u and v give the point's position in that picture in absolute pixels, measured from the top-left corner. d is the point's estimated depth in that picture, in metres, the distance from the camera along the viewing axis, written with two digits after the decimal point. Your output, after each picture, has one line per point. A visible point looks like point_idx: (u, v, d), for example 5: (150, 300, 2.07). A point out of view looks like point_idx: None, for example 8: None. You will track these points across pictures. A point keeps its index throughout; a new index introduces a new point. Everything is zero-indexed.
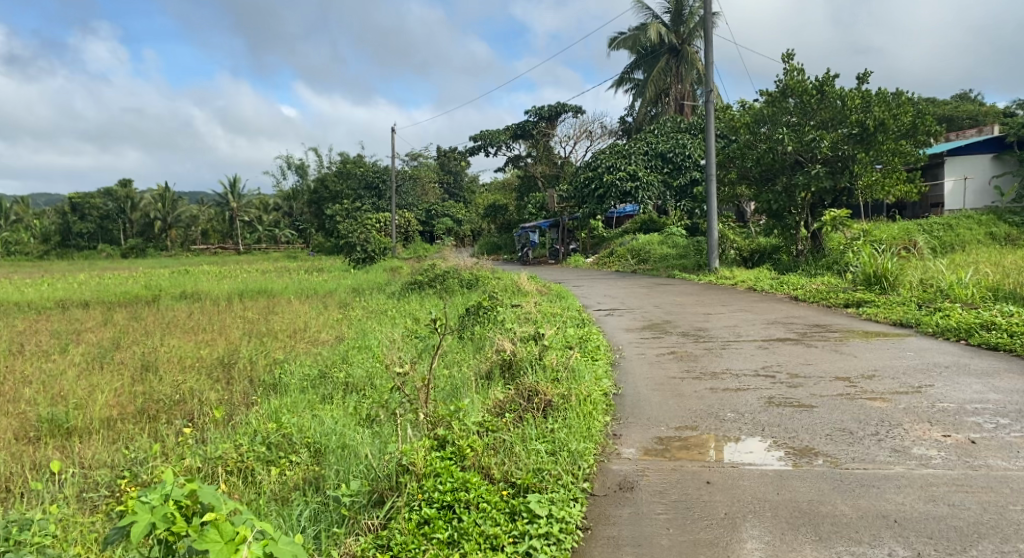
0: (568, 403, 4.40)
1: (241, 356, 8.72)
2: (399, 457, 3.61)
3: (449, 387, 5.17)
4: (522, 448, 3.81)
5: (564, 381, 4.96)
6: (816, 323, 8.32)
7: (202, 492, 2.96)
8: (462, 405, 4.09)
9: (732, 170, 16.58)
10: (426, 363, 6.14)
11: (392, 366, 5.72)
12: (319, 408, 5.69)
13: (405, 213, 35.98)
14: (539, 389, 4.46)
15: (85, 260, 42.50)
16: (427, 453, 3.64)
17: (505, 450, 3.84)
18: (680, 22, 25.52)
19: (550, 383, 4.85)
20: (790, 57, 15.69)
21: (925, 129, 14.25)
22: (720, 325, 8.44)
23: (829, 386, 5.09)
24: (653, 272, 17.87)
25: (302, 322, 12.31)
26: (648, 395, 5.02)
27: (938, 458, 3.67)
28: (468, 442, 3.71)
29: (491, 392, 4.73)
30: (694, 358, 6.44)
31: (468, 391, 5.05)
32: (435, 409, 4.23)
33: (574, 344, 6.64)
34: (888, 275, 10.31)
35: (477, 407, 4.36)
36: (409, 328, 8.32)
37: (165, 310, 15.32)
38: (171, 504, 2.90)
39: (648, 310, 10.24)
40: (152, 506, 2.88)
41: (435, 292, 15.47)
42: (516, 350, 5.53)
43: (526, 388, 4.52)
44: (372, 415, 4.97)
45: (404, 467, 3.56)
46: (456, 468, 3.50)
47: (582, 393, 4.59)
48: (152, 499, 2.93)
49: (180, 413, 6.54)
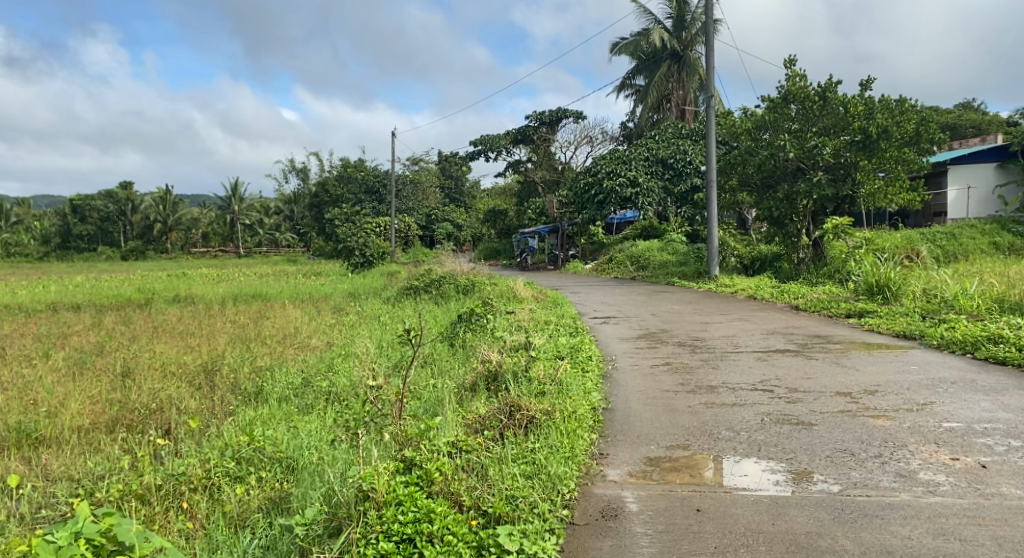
0: (551, 420, 4.17)
1: (225, 363, 8.49)
2: (360, 482, 3.34)
3: (431, 401, 4.96)
4: (497, 472, 3.60)
5: (549, 396, 4.73)
6: (816, 334, 8.08)
7: (117, 531, 3.10)
8: (433, 423, 3.84)
9: (733, 176, 16.36)
10: (409, 376, 5.90)
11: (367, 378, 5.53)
12: (297, 419, 5.44)
13: (405, 218, 35.80)
14: (520, 403, 4.24)
15: (83, 262, 42.30)
16: (392, 477, 3.37)
17: (479, 474, 3.62)
18: (682, 28, 25.33)
19: (534, 397, 4.62)
20: (792, 64, 15.50)
21: (928, 137, 14.06)
22: (717, 335, 8.19)
23: (830, 402, 4.85)
24: (652, 279, 17.63)
25: (294, 327, 12.09)
26: (639, 411, 4.78)
27: (947, 485, 3.42)
28: (437, 464, 3.43)
29: (472, 407, 4.52)
30: (688, 369, 6.20)
31: (449, 405, 4.83)
32: (406, 428, 3.99)
33: (564, 355, 6.39)
34: (891, 285, 10.06)
35: (454, 424, 4.13)
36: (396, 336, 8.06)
37: (157, 313, 15.10)
38: (81, 544, 2.99)
39: (645, 318, 9.99)
40: (57, 547, 2.96)
41: (430, 297, 15.24)
42: (502, 360, 5.29)
43: (507, 402, 4.30)
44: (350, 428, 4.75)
45: (365, 494, 3.30)
46: (421, 496, 3.25)
47: (567, 409, 4.37)
48: (60, 537, 3.02)
49: (155, 424, 6.31)
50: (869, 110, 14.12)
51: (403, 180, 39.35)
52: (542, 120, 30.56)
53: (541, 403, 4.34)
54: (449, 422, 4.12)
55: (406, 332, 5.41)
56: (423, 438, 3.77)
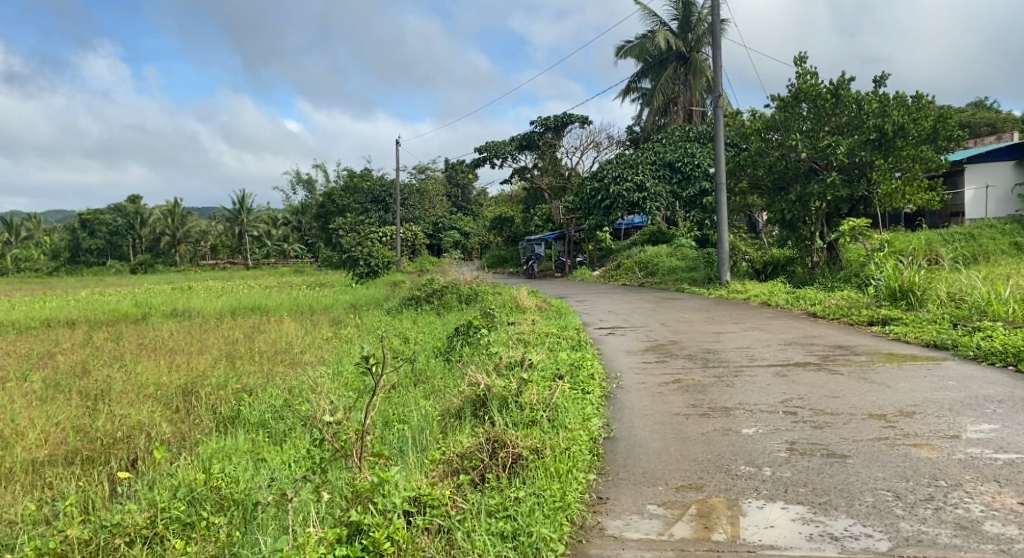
0: (540, 460, 3.64)
1: (207, 383, 8.00)
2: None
3: (409, 435, 4.43)
4: (465, 537, 3.10)
5: (542, 429, 4.16)
6: (838, 344, 7.47)
7: None
8: (391, 475, 3.33)
9: (743, 179, 15.78)
10: (387, 411, 5.36)
11: (322, 413, 5.01)
12: (266, 451, 4.95)
13: (411, 227, 35.26)
14: (503, 438, 3.72)
15: (91, 276, 42.07)
16: (331, 548, 2.97)
17: (444, 543, 3.12)
18: (688, 30, 24.81)
19: (523, 431, 4.06)
20: (803, 61, 14.95)
21: (946, 133, 13.36)
22: (730, 347, 7.58)
23: (863, 426, 4.26)
24: (661, 285, 17.08)
25: (288, 341, 11.58)
26: (646, 440, 4.21)
27: (1022, 543, 2.83)
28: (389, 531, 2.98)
29: (452, 441, 4.00)
30: (699, 388, 5.61)
31: (431, 440, 4.30)
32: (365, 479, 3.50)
33: (562, 375, 5.79)
34: (916, 289, 9.42)
35: (423, 470, 3.62)
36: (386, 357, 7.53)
37: (150, 329, 14.60)
38: None
39: (653, 328, 9.39)
40: None
41: (432, 308, 14.70)
42: (491, 383, 4.71)
43: (491, 436, 3.77)
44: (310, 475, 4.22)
45: None
46: None
47: (558, 445, 3.82)
48: None
49: (120, 456, 5.80)
50: (883, 107, 13.59)
51: (409, 189, 38.84)
52: (547, 125, 30.06)
53: (530, 437, 3.81)
54: (416, 470, 3.61)
55: (366, 360, 4.90)
56: (375, 494, 3.25)
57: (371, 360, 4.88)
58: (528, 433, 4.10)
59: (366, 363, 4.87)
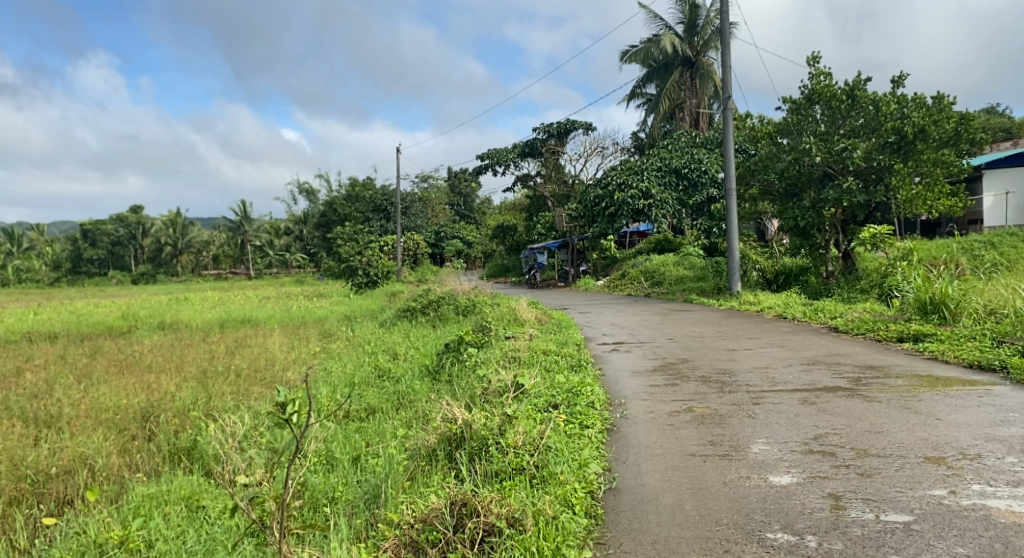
0: (516, 539, 3.00)
1: (170, 407, 7.24)
2: None
3: (368, 495, 3.74)
4: None
5: (526, 485, 3.46)
6: (868, 365, 6.69)
7: None
8: None
9: (754, 184, 14.97)
10: (349, 470, 4.61)
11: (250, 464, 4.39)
12: (200, 496, 4.24)
13: (414, 236, 34.49)
14: (473, 502, 3.09)
15: (92, 287, 41.42)
16: None
17: None
18: (694, 33, 24.10)
19: (500, 491, 3.38)
20: (816, 61, 14.24)
21: (968, 137, 12.65)
22: (747, 368, 6.80)
23: (921, 472, 3.51)
24: (668, 295, 16.28)
25: (270, 357, 10.82)
26: (656, 491, 3.49)
27: None
28: None
29: (410, 500, 3.38)
30: (716, 420, 4.83)
31: (388, 501, 3.61)
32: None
33: (558, 405, 5.00)
34: (948, 302, 8.62)
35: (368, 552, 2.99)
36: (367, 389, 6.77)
37: (131, 343, 13.84)
38: None
39: (661, 344, 8.61)
40: None
41: (427, 320, 13.95)
42: (470, 419, 3.97)
43: (456, 500, 3.12)
44: (242, 538, 3.59)
45: None
46: None
47: (542, 511, 3.17)
48: None
49: (52, 498, 5.07)
50: (901, 109, 12.86)
51: (411, 198, 38.17)
52: (550, 132, 29.32)
53: (508, 501, 3.16)
54: (355, 551, 2.99)
55: (283, 407, 4.13)
56: None
57: (290, 408, 4.10)
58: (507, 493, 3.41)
59: (282, 413, 4.07)
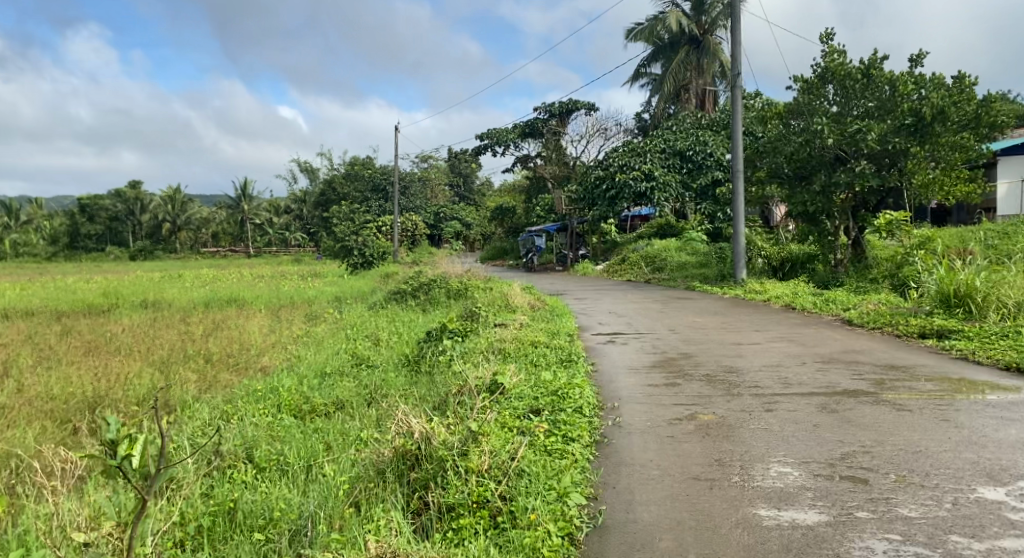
0: None
1: (123, 397, 6.59)
2: None
3: (292, 531, 3.13)
4: None
5: (484, 531, 2.86)
6: (890, 365, 5.99)
7: None
8: None
9: (761, 167, 14.13)
10: (283, 484, 3.94)
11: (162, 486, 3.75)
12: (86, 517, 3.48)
13: (412, 217, 33.66)
14: None
15: (88, 262, 40.64)
16: None
17: None
18: (701, 11, 23.21)
19: (448, 543, 2.78)
20: (830, 38, 13.44)
21: (989, 120, 11.81)
22: (756, 366, 6.10)
23: (981, 512, 2.89)
24: (670, 282, 15.58)
25: (247, 341, 10.14)
26: (652, 532, 2.88)
27: None
28: None
29: (337, 547, 2.81)
30: (723, 432, 4.13)
31: (315, 538, 2.99)
32: None
33: (540, 411, 4.31)
34: (975, 295, 7.90)
35: None
36: (334, 390, 6.06)
37: (107, 323, 13.10)
38: None
39: (661, 336, 7.93)
40: None
41: (418, 304, 13.23)
42: (428, 433, 3.33)
43: None
44: None
45: None
46: None
47: None
48: None
49: None
50: (918, 89, 12.04)
51: (411, 178, 37.36)
52: (551, 111, 28.43)
53: None
54: None
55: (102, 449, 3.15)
56: None
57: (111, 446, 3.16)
58: (456, 542, 2.81)
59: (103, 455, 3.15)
